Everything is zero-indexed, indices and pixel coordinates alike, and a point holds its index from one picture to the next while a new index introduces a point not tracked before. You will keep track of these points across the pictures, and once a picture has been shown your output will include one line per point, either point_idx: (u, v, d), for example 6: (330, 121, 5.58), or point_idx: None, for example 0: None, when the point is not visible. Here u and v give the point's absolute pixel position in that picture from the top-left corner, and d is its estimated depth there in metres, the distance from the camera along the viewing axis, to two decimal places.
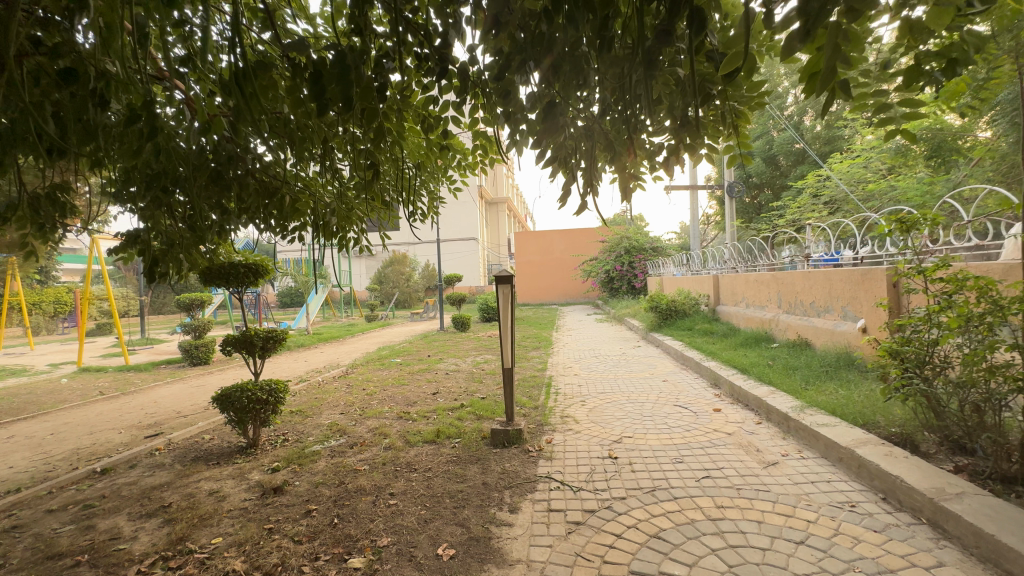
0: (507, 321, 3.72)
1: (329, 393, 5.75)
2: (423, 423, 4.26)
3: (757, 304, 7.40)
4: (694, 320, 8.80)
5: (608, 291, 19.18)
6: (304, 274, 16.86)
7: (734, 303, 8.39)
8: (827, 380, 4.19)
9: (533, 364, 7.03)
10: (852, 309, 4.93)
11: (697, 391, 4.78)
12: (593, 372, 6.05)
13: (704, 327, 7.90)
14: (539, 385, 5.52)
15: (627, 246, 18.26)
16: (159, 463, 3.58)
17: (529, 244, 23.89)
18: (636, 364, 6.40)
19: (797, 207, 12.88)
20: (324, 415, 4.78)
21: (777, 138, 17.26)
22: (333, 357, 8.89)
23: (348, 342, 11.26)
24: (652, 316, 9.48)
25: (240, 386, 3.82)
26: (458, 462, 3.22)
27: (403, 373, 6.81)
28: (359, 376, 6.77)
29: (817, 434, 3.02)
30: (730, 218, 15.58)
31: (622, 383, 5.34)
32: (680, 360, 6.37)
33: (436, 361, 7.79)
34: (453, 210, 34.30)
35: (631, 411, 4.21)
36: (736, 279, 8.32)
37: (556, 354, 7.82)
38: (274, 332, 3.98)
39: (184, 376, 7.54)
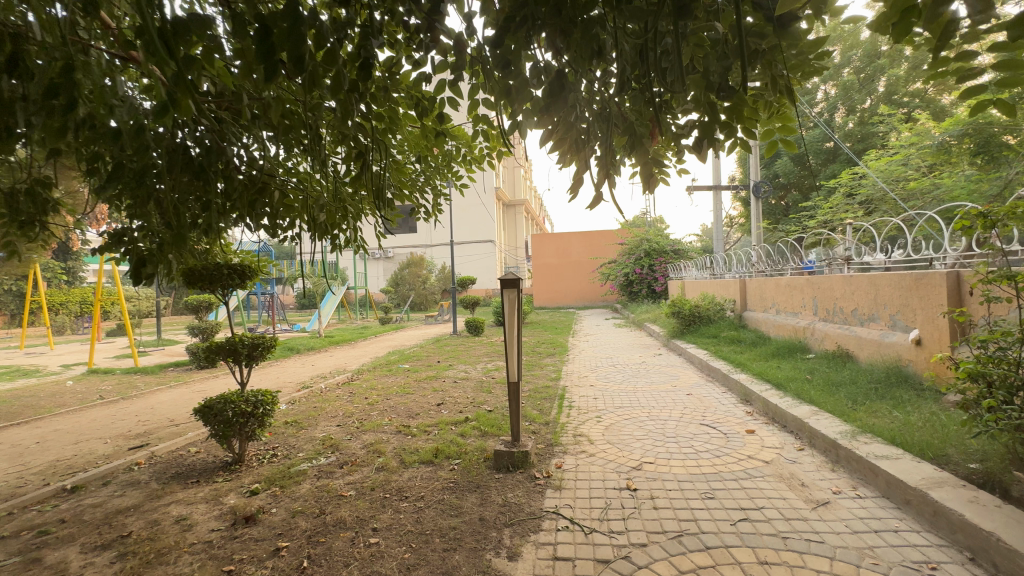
0: (513, 330, 3.34)
1: (329, 402, 5.44)
2: (422, 440, 3.90)
3: (789, 310, 6.87)
4: (719, 326, 8.27)
5: (627, 295, 18.61)
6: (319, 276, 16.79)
7: (762, 309, 7.85)
8: (877, 400, 3.69)
9: (546, 373, 6.62)
10: (903, 318, 4.42)
11: (726, 408, 4.30)
12: (611, 383, 5.61)
13: (730, 335, 7.37)
14: (551, 397, 5.11)
15: (647, 249, 17.72)
16: (135, 480, 3.31)
17: (546, 247, 23.47)
18: (657, 374, 5.94)
19: (829, 207, 12.20)
20: (320, 427, 4.47)
21: (806, 136, 16.56)
22: (341, 361, 8.63)
23: (358, 346, 11.02)
24: (674, 322, 8.97)
25: (224, 397, 3.53)
26: (454, 490, 2.85)
27: (409, 381, 6.50)
28: (363, 383, 6.48)
29: (876, 469, 2.55)
30: (756, 219, 14.92)
31: (642, 397, 4.90)
32: (706, 371, 5.90)
33: (445, 368, 7.45)
34: (471, 212, 34.10)
35: (652, 430, 3.79)
36: (764, 284, 7.79)
37: (572, 362, 7.40)
38: (261, 339, 3.68)
39: (188, 379, 7.36)
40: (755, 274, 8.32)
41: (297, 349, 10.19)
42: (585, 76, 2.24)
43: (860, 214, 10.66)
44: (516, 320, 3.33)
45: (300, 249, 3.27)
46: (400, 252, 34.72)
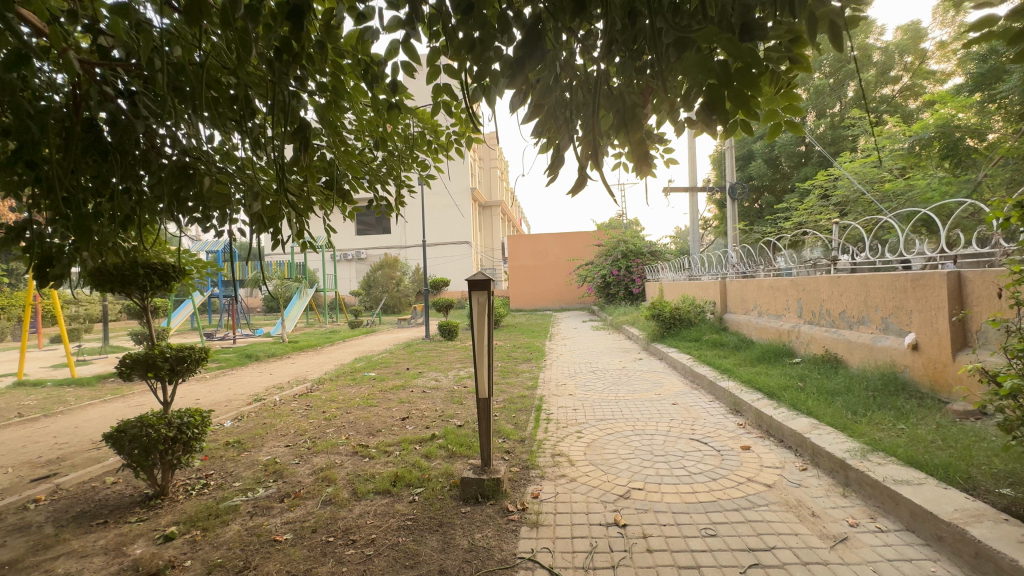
0: (483, 340, 2.93)
1: (281, 417, 4.89)
2: (381, 464, 3.42)
3: (772, 312, 6.66)
4: (700, 329, 8.02)
5: (604, 297, 18.38)
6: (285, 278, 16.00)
7: (744, 311, 7.65)
8: (878, 410, 3.42)
9: (522, 380, 6.22)
10: (897, 322, 4.18)
11: (716, 420, 3.97)
12: (592, 393, 5.24)
13: (712, 338, 7.12)
14: (527, 410, 4.70)
15: (624, 250, 17.57)
16: (25, 524, 2.73)
17: (523, 248, 23.12)
18: (640, 382, 5.60)
19: (805, 209, 12.23)
20: (265, 448, 3.94)
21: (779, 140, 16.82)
22: (303, 369, 8.02)
23: (324, 352, 10.37)
24: (654, 325, 8.69)
25: (142, 418, 3.00)
26: (412, 530, 2.40)
27: (374, 391, 5.98)
28: (323, 394, 5.93)
29: (897, 497, 2.23)
30: (733, 221, 14.89)
31: (625, 408, 4.54)
32: (690, 378, 5.59)
33: (414, 376, 6.95)
34: (446, 213, 33.49)
35: (639, 447, 3.42)
36: (745, 285, 7.59)
37: (550, 368, 7.01)
38: (190, 350, 3.15)
39: (127, 392, 6.64)
40: (736, 275, 8.12)
41: (256, 356, 9.49)
42: (565, 30, 1.84)
43: (836, 215, 10.66)
44: (485, 327, 2.92)
45: (238, 247, 2.81)
46: (373, 253, 33.82)
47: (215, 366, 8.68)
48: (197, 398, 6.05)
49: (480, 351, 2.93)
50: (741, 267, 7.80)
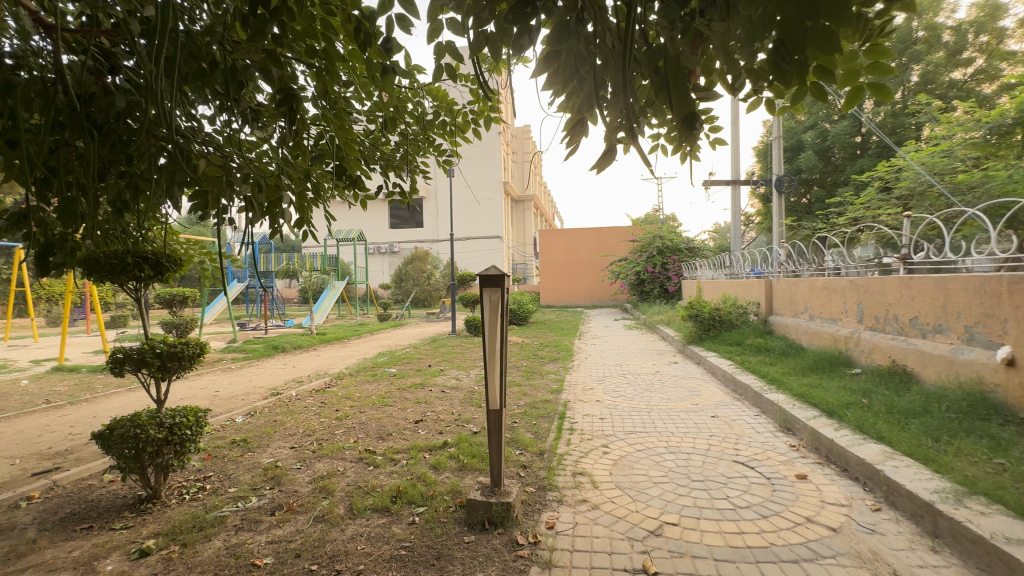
0: (495, 345, 2.58)
1: (293, 415, 4.70)
2: (384, 475, 3.13)
3: (826, 316, 6.02)
4: (743, 332, 7.39)
5: (638, 295, 17.69)
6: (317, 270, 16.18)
7: (792, 313, 7.00)
8: (967, 436, 2.86)
9: (547, 383, 5.83)
10: (985, 332, 3.56)
11: (763, 439, 3.49)
12: (622, 400, 4.80)
13: (756, 342, 6.51)
14: (550, 417, 4.32)
15: (660, 246, 16.85)
16: (11, 525, 2.60)
17: (554, 243, 22.65)
18: (674, 389, 5.13)
19: (862, 203, 11.26)
20: (270, 449, 3.73)
21: (833, 129, 15.83)
22: (325, 363, 7.91)
23: (349, 345, 10.29)
24: (690, 326, 8.12)
25: (133, 417, 2.80)
26: (406, 562, 2.09)
27: (391, 389, 5.74)
28: (340, 390, 5.74)
29: (1011, 562, 1.74)
30: (779, 216, 13.96)
31: (659, 420, 4.10)
32: (732, 387, 5.07)
33: (434, 374, 6.68)
34: (477, 207, 33.33)
35: (674, 469, 3.00)
36: (795, 286, 6.94)
37: (577, 370, 6.60)
38: (182, 348, 2.89)
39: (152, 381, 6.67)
40: (784, 274, 7.47)
41: (282, 348, 9.50)
42: None
43: (897, 210, 9.74)
44: (500, 330, 2.59)
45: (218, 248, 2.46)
46: (405, 247, 34.07)
47: (242, 357, 8.71)
48: (216, 390, 5.98)
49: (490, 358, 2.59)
50: (790, 266, 7.15)
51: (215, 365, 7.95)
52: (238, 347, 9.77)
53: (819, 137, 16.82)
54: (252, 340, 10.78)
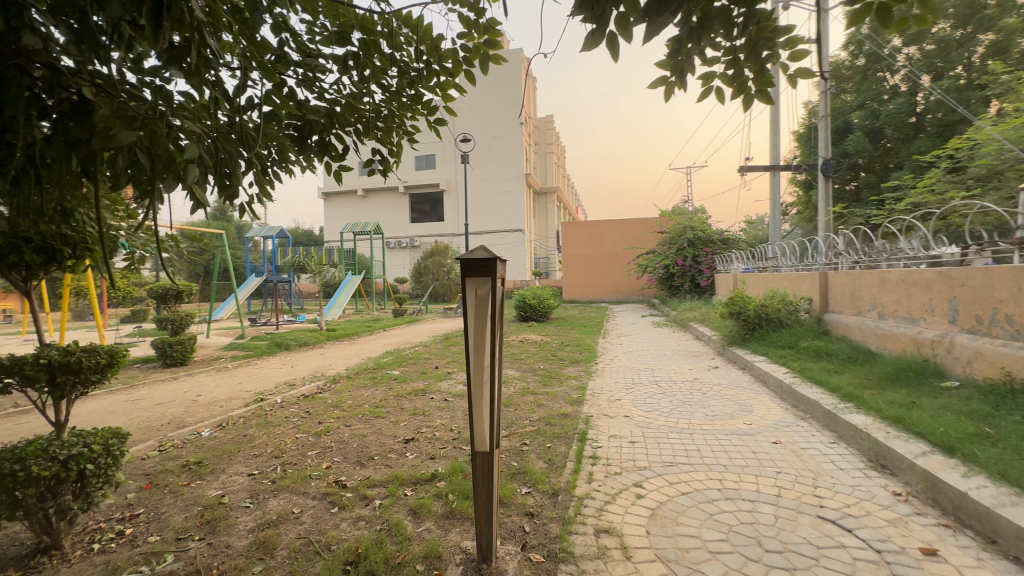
0: (481, 362, 1.81)
1: (269, 427, 4.05)
2: (347, 523, 2.39)
3: (903, 316, 5.04)
4: (795, 331, 6.40)
5: (666, 289, 16.64)
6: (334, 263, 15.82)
7: (855, 311, 6.04)
8: None
9: (565, 391, 5.04)
10: None
11: (851, 482, 2.62)
12: (657, 417, 3.94)
13: (814, 345, 5.54)
14: (567, 439, 3.53)
15: (691, 238, 15.79)
16: None
17: (577, 236, 21.73)
18: (720, 404, 4.25)
19: (925, 186, 10.14)
20: (226, 475, 3.07)
21: (890, 108, 14.83)
22: (326, 362, 7.32)
23: (357, 342, 9.71)
24: (730, 326, 7.16)
25: (25, 445, 2.14)
26: None
27: (388, 396, 5.04)
28: (332, 396, 5.09)
29: None
30: (826, 202, 12.72)
31: (707, 447, 3.24)
32: (791, 402, 4.17)
33: (440, 378, 5.97)
34: (499, 199, 32.59)
35: (743, 530, 2.17)
36: (859, 279, 5.95)
37: (601, 375, 5.77)
38: (73, 361, 2.15)
39: (137, 383, 6.16)
40: (844, 265, 6.48)
41: (286, 345, 8.98)
42: None
43: (970, 193, 8.67)
44: (488, 341, 1.83)
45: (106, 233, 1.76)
46: (426, 241, 33.65)
47: (242, 356, 8.20)
48: (199, 394, 5.40)
49: (474, 376, 1.84)
50: (852, 256, 6.17)
51: (212, 364, 7.44)
52: (241, 344, 9.29)
53: (869, 117, 15.54)
54: (259, 336, 10.34)
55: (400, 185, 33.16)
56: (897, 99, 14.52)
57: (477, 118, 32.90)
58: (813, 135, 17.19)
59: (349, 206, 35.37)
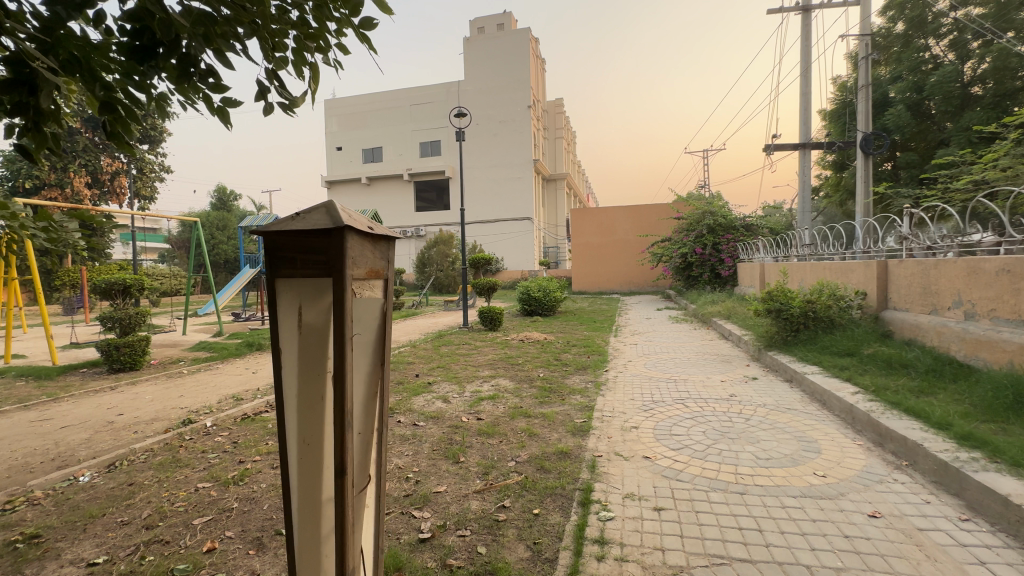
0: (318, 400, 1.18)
1: (171, 469, 3.07)
2: None
3: (1007, 317, 3.90)
4: (850, 332, 5.24)
5: (684, 280, 15.47)
6: None
7: (928, 308, 4.90)
8: None
9: (567, 415, 3.96)
10: None
11: None
12: (690, 459, 2.89)
13: (883, 353, 4.39)
14: (566, 501, 2.49)
15: (710, 224, 14.55)
16: None
17: (587, 223, 20.52)
18: (774, 439, 3.17)
19: (991, 160, 8.79)
20: (54, 564, 2.09)
21: (937, 75, 13.30)
22: None
23: None
24: (766, 325, 6.00)
25: None
26: None
27: None
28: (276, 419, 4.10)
29: None
30: (866, 183, 11.37)
31: (771, 524, 2.17)
32: (872, 437, 3.08)
33: (417, 391, 4.92)
34: (506, 186, 31.36)
35: None
36: (936, 268, 4.78)
37: (613, 388, 4.68)
38: None
39: (65, 394, 5.26)
40: (908, 252, 5.36)
41: (259, 345, 8.03)
42: None
43: None
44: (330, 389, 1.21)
45: None
46: (431, 230, 32.68)
47: (205, 358, 7.26)
48: (121, 412, 4.45)
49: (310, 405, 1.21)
50: (923, 240, 5.04)
51: (166, 370, 6.52)
52: (212, 343, 8.40)
53: (912, 88, 14.05)
54: (237, 333, 9.46)
55: (404, 172, 32.16)
56: (945, 66, 13.00)
57: (483, 102, 31.67)
58: (846, 110, 15.72)
59: (353, 194, 34.47)
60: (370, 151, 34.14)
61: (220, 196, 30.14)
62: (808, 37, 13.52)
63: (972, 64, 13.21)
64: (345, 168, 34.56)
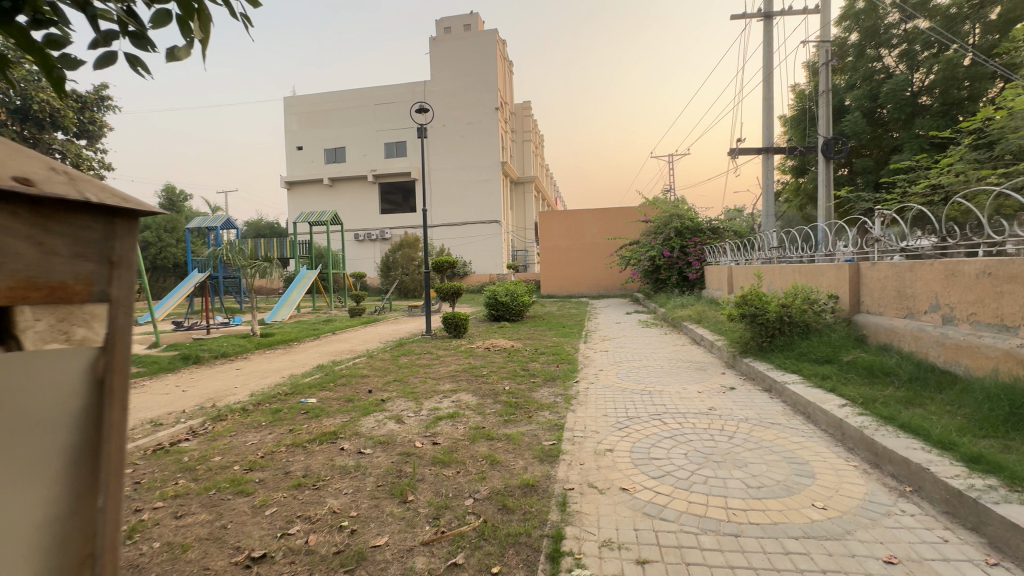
0: None
1: None
2: None
3: (989, 322, 3.74)
4: (827, 336, 5.04)
5: (652, 283, 15.43)
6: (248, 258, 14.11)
7: (903, 312, 4.76)
8: None
9: (534, 437, 3.52)
10: None
11: None
12: (672, 492, 2.52)
13: (863, 359, 4.19)
14: (531, 553, 2.06)
15: (678, 227, 14.53)
16: None
17: (556, 226, 20.30)
18: (763, 463, 2.84)
19: (946, 166, 8.99)
20: None
21: (889, 83, 13.70)
22: (231, 385, 5.66)
23: (291, 351, 8.05)
24: (740, 331, 5.77)
25: None
26: None
27: (275, 449, 3.44)
28: (195, 450, 3.50)
29: None
30: (828, 187, 11.52)
31: None
32: (868, 458, 2.80)
33: (367, 410, 4.38)
34: (473, 189, 30.87)
35: None
36: (912, 270, 4.63)
37: (583, 404, 4.29)
38: None
39: None
40: (883, 254, 5.18)
41: (197, 357, 7.26)
42: None
43: (1003, 172, 7.56)
44: None
45: None
46: (397, 233, 31.82)
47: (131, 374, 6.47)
48: None
49: None
50: (897, 242, 4.90)
51: None
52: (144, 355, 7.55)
53: (867, 96, 14.44)
54: (176, 344, 8.61)
55: (369, 173, 31.19)
56: (898, 75, 13.41)
57: (450, 103, 31.09)
58: (805, 117, 16.08)
59: (314, 196, 33.19)
60: (332, 151, 32.97)
61: (169, 196, 28.38)
62: (770, 43, 13.71)
63: (921, 74, 13.66)
64: (306, 168, 33.24)
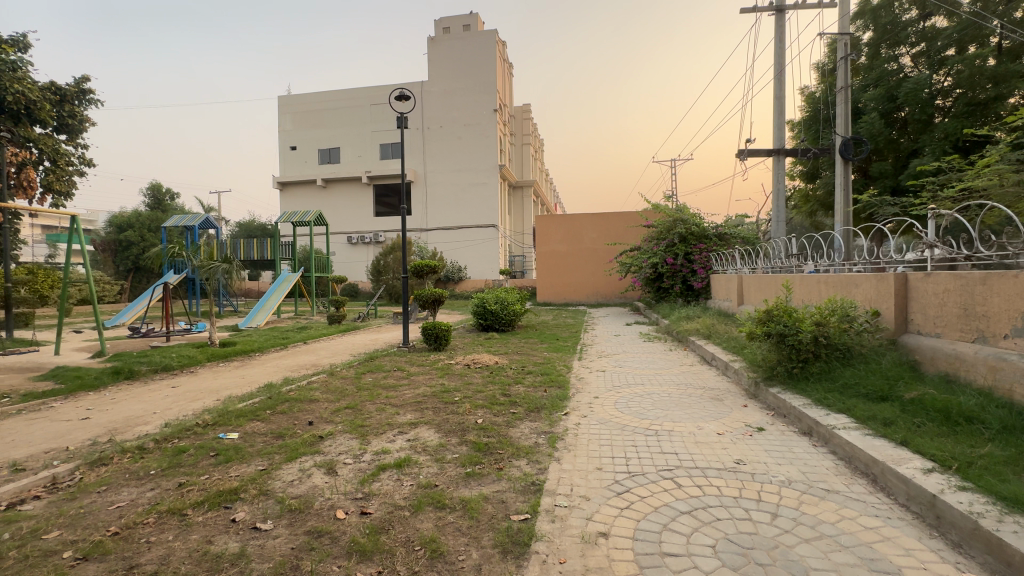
0: None
1: None
2: None
3: None
4: (875, 363, 4.08)
5: (654, 292, 14.47)
6: (207, 261, 12.86)
7: (975, 335, 3.80)
8: None
9: (500, 506, 2.55)
10: None
11: None
12: None
13: (934, 398, 3.23)
14: None
15: (682, 232, 13.62)
16: None
17: (553, 230, 19.38)
18: (833, 572, 1.89)
19: (987, 167, 8.01)
20: None
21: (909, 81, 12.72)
22: (150, 410, 4.70)
23: (246, 365, 7.06)
24: (763, 352, 4.83)
25: None
26: None
27: (139, 521, 2.48)
28: (29, 519, 2.52)
29: None
30: (847, 191, 10.57)
31: None
32: (996, 570, 1.85)
33: (294, 453, 3.40)
34: (469, 192, 30.01)
35: None
36: (984, 282, 3.70)
37: (570, 452, 3.29)
38: None
39: None
40: (940, 264, 4.26)
41: (132, 371, 6.30)
42: None
43: None
44: None
45: None
46: (391, 236, 30.92)
47: (44, 391, 5.51)
48: None
49: None
50: (961, 253, 3.99)
51: None
52: (74, 368, 6.60)
53: (883, 97, 13.49)
54: (120, 355, 7.64)
55: (363, 174, 30.32)
56: (919, 73, 12.46)
57: (447, 104, 30.28)
58: (817, 119, 15.18)
59: (307, 197, 32.35)
60: (326, 151, 32.14)
61: (155, 194, 27.53)
62: (782, 39, 12.86)
63: (942, 73, 12.72)
64: (299, 169, 32.44)
